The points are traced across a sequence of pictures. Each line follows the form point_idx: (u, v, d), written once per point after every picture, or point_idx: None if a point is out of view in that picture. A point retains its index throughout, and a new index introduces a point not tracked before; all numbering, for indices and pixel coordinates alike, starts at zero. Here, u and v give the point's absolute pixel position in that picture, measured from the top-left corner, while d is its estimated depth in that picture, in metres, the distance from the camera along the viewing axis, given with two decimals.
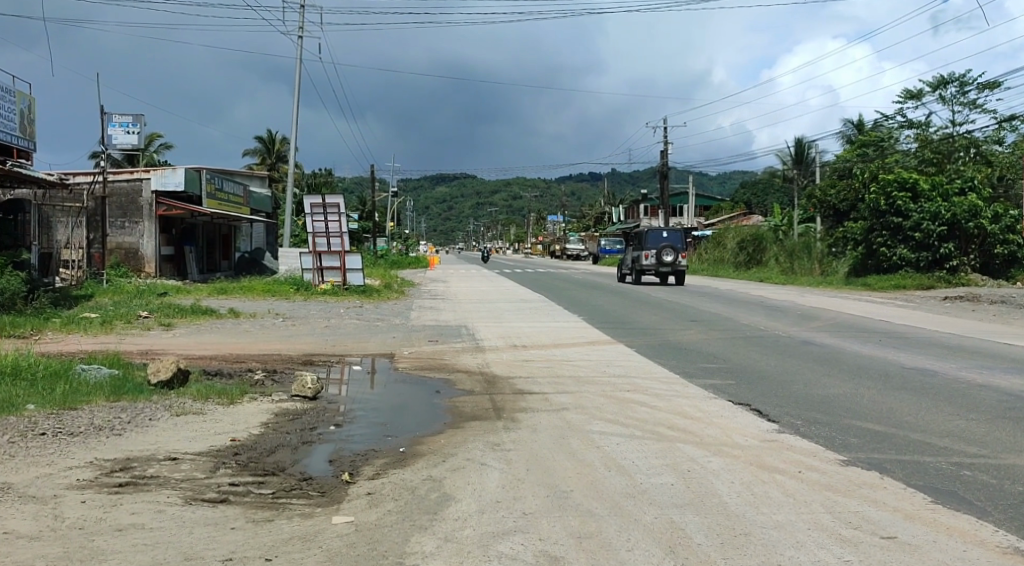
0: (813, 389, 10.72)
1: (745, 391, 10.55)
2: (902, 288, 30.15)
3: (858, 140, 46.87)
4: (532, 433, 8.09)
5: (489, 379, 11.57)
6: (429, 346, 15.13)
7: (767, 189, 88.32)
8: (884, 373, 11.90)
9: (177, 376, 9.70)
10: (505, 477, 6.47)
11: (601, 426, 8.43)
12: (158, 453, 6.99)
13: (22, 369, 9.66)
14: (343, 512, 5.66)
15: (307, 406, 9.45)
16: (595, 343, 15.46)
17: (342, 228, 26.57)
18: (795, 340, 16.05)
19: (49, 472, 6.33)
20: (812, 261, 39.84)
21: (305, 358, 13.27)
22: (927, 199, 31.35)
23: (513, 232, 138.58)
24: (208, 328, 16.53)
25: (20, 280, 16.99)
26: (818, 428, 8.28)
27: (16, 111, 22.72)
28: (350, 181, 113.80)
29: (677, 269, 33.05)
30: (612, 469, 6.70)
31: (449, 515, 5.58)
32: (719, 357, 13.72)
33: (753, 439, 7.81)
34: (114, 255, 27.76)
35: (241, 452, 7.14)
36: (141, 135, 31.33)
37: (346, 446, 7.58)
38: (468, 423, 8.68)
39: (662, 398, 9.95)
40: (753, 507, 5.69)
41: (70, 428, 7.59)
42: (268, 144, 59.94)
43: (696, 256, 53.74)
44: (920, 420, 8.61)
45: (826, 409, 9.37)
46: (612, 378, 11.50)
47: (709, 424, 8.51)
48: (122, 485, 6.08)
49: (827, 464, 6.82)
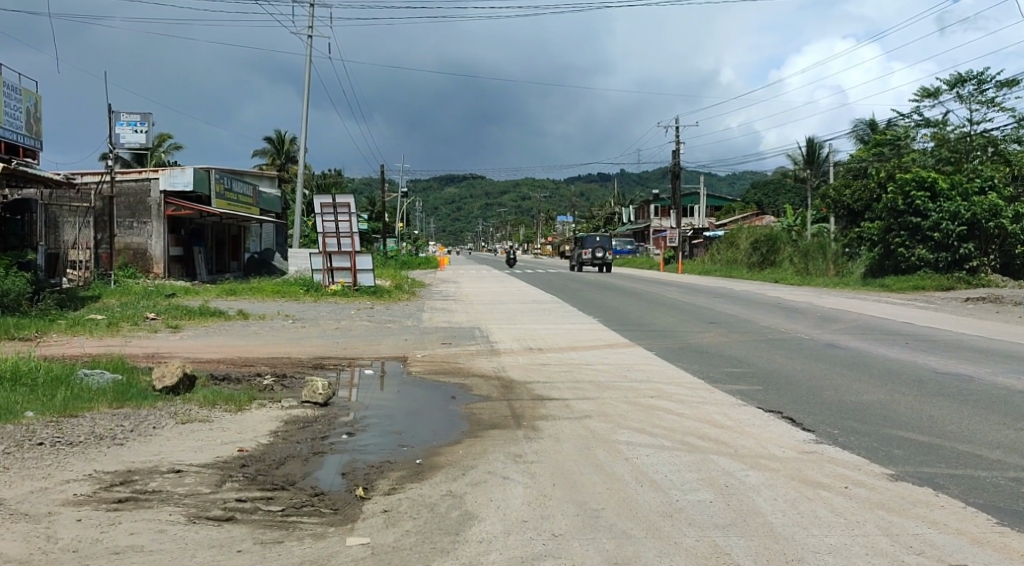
0: (845, 395, 10.26)
1: (775, 397, 10.08)
2: (921, 289, 29.63)
3: (872, 140, 46.24)
4: (555, 443, 7.66)
5: (506, 384, 11.15)
6: (442, 348, 14.76)
7: (778, 189, 87.88)
8: (916, 378, 11.44)
9: (183, 382, 9.32)
10: (529, 493, 6.04)
11: (627, 435, 8.00)
12: (161, 465, 6.59)
13: (22, 374, 9.26)
14: (359, 532, 5.26)
15: (318, 412, 9.07)
16: (613, 346, 15.04)
17: (353, 228, 26.11)
18: (819, 342, 15.60)
19: (46, 486, 5.93)
20: (827, 262, 39.38)
21: (315, 361, 12.88)
22: (946, 199, 30.62)
23: (521, 232, 138.27)
24: (216, 329, 16.23)
25: (26, 281, 16.69)
26: (858, 438, 7.83)
27: (22, 109, 22.40)
28: (359, 182, 113.80)
29: (605, 261, 50.57)
30: (644, 484, 6.28)
31: (472, 537, 5.17)
32: (742, 360, 13.30)
33: (792, 451, 7.36)
34: (122, 255, 27.45)
35: (249, 463, 6.75)
36: (149, 134, 31.03)
37: (360, 457, 7.17)
38: (487, 431, 8.26)
39: (688, 405, 9.52)
40: (802, 528, 5.25)
41: (70, 437, 7.20)
42: (276, 145, 59.70)
43: (709, 256, 53.30)
44: (965, 429, 8.16)
45: (862, 416, 8.93)
46: (634, 383, 11.06)
47: (742, 434, 8.08)
48: (121, 501, 5.68)
49: (873, 479, 6.36)
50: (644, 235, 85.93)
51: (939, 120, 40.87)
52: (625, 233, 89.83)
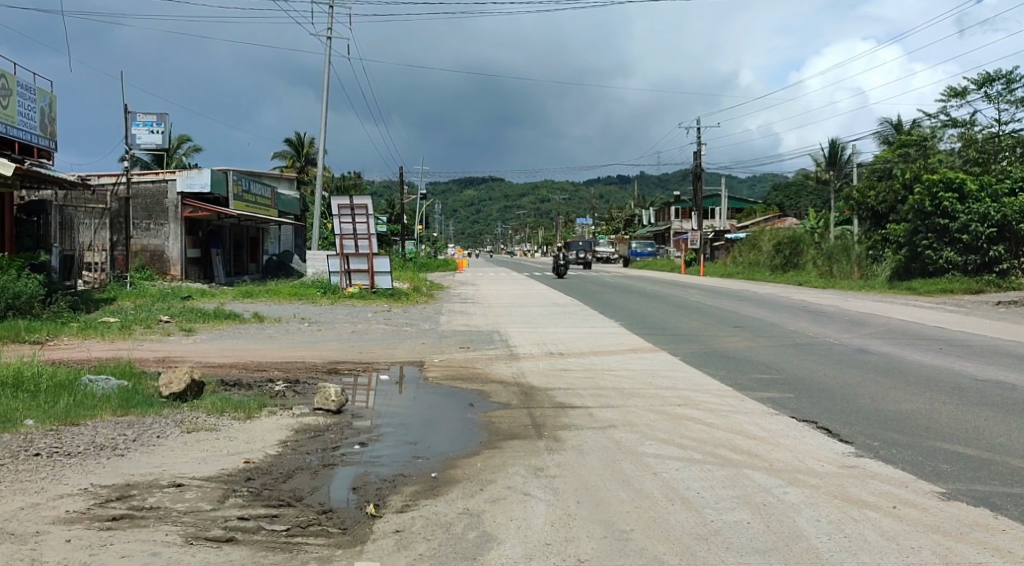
0: (883, 403, 9.75)
1: (807, 406, 9.60)
2: (950, 292, 28.88)
3: (897, 141, 45.48)
4: (579, 455, 7.24)
5: (526, 390, 10.70)
6: (460, 353, 14.37)
7: (800, 190, 86.98)
8: (956, 386, 10.90)
9: (191, 388, 8.98)
10: (552, 512, 5.63)
11: (654, 447, 7.55)
12: (161, 478, 6.22)
13: (25, 380, 8.94)
14: (367, 556, 4.87)
15: (330, 420, 8.69)
16: (635, 351, 14.56)
17: (370, 230, 25.79)
18: (849, 347, 15.08)
19: (37, 502, 5.58)
20: (851, 265, 38.72)
21: (330, 366, 12.49)
22: (975, 200, 29.97)
23: (540, 235, 137.65)
24: (231, 332, 15.95)
25: (39, 283, 16.45)
26: (900, 451, 7.36)
27: (37, 109, 22.27)
28: (379, 185, 113.71)
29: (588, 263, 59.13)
30: (675, 502, 5.85)
31: (491, 562, 4.77)
32: (770, 366, 12.81)
33: (832, 465, 6.89)
34: (140, 257, 27.29)
35: (254, 477, 6.36)
36: (165, 135, 30.87)
37: (372, 470, 6.77)
38: (507, 442, 7.84)
39: (719, 415, 9.05)
40: (851, 555, 4.82)
41: (68, 448, 6.85)
42: (296, 147, 59.53)
43: (732, 259, 52.70)
44: (1015, 442, 7.67)
45: (902, 427, 8.43)
46: (660, 390, 10.60)
47: (777, 446, 7.61)
48: (116, 518, 5.32)
49: (923, 498, 5.88)
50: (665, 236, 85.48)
51: (966, 120, 40.06)
52: (646, 234, 89.06)
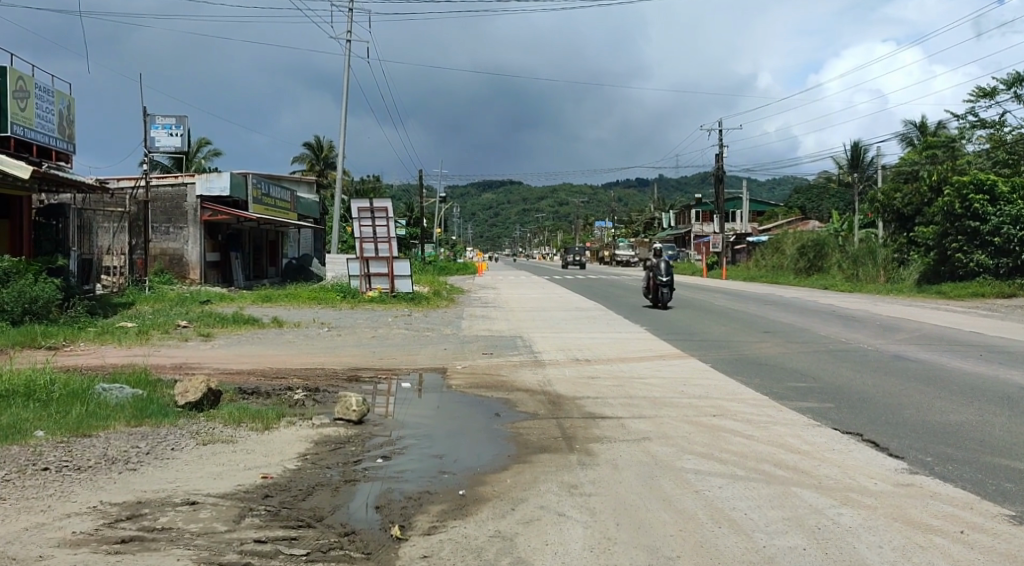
0: (929, 414, 9.26)
1: (851, 417, 9.12)
2: (980, 296, 28.11)
3: (923, 143, 44.64)
4: (614, 471, 6.83)
5: (553, 399, 10.28)
6: (483, 359, 13.94)
7: (822, 193, 85.86)
8: (1004, 395, 10.38)
9: (206, 397, 8.63)
10: (591, 536, 5.23)
11: (694, 462, 7.13)
12: (174, 495, 5.87)
13: (36, 389, 8.65)
14: None
15: (351, 431, 8.33)
16: (664, 357, 14.07)
17: (391, 233, 25.47)
18: (885, 354, 14.52)
19: (42, 522, 5.25)
20: (877, 268, 37.99)
21: (351, 373, 12.09)
22: (1007, 202, 29.25)
23: (560, 238, 136.93)
24: (250, 337, 15.61)
25: (56, 287, 16.20)
26: (958, 467, 6.89)
27: (55, 111, 22.16)
28: (398, 189, 113.45)
29: None
30: (721, 524, 5.45)
31: None
32: (806, 374, 12.29)
33: (886, 483, 6.44)
34: (159, 261, 27.16)
35: (272, 495, 6.00)
36: (184, 137, 30.74)
37: (395, 486, 6.40)
38: (536, 455, 7.45)
39: (758, 427, 8.59)
40: None
41: (79, 462, 6.53)
42: (314, 149, 59.61)
43: (755, 262, 51.98)
44: None
45: (955, 440, 7.95)
46: (695, 400, 10.15)
47: (825, 461, 7.16)
48: (124, 541, 4.98)
49: (992, 522, 5.43)
50: (685, 239, 84.83)
51: (995, 122, 39.19)
52: (666, 237, 88.32)
